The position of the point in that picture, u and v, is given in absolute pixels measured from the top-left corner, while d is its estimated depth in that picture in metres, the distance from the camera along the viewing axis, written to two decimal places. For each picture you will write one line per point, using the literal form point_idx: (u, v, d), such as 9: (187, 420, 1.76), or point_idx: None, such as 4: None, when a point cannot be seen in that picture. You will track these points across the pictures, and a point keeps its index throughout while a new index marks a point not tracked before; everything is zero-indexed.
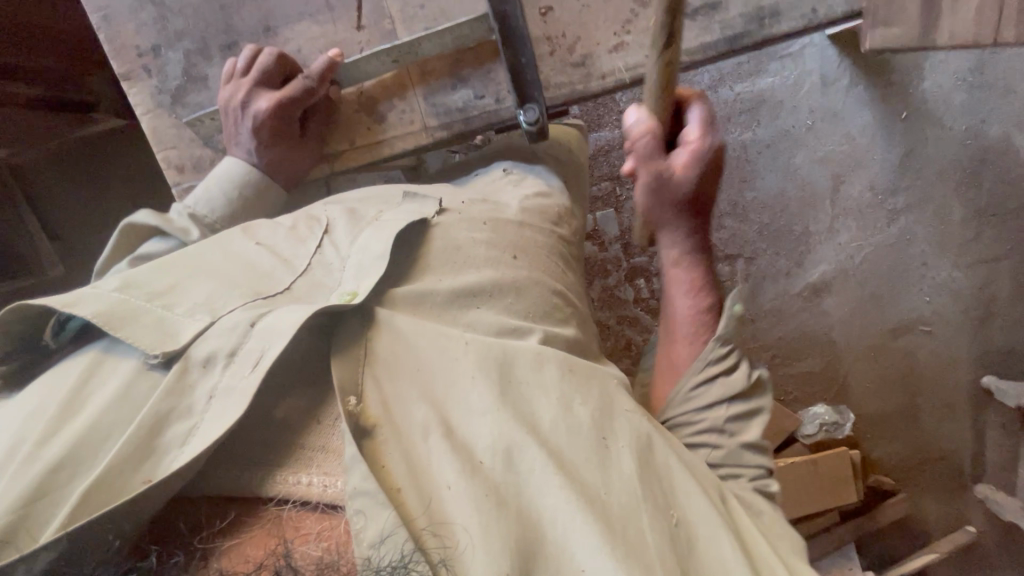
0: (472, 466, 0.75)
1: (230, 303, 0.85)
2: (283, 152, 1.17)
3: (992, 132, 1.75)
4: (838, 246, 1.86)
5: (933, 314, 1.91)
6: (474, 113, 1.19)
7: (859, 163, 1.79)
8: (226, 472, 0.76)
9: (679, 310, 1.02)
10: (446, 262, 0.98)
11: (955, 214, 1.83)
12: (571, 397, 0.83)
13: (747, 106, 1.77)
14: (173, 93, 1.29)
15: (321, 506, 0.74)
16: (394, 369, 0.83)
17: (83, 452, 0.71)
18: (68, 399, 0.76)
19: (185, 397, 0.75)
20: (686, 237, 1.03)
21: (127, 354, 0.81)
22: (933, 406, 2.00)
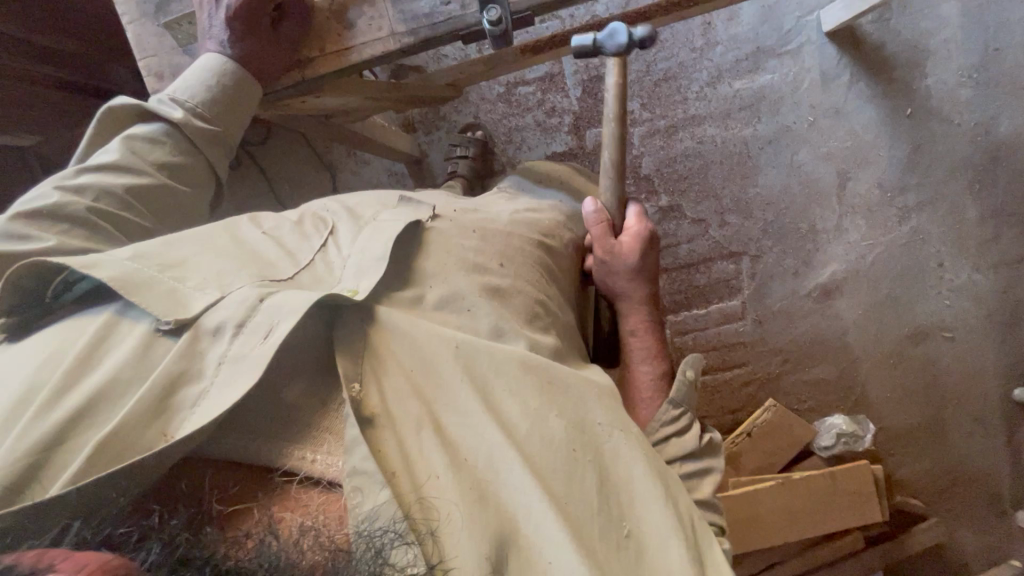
0: (455, 463, 0.68)
1: (239, 280, 0.75)
2: (245, 55, 1.02)
3: (1001, 129, 1.72)
4: (848, 243, 1.80)
5: (954, 319, 1.80)
6: (440, 19, 1.02)
7: (865, 160, 1.77)
8: (230, 438, 0.66)
9: (642, 375, 1.06)
10: (438, 269, 0.86)
11: (970, 213, 1.76)
12: (548, 407, 0.75)
13: (746, 102, 1.77)
14: (157, 2, 1.12)
15: (325, 483, 0.64)
16: (387, 364, 0.73)
17: (96, 408, 0.63)
18: (79, 359, 0.68)
19: (197, 362, 0.66)
20: (641, 311, 1.10)
21: (139, 317, 0.71)
22: (963, 422, 1.83)
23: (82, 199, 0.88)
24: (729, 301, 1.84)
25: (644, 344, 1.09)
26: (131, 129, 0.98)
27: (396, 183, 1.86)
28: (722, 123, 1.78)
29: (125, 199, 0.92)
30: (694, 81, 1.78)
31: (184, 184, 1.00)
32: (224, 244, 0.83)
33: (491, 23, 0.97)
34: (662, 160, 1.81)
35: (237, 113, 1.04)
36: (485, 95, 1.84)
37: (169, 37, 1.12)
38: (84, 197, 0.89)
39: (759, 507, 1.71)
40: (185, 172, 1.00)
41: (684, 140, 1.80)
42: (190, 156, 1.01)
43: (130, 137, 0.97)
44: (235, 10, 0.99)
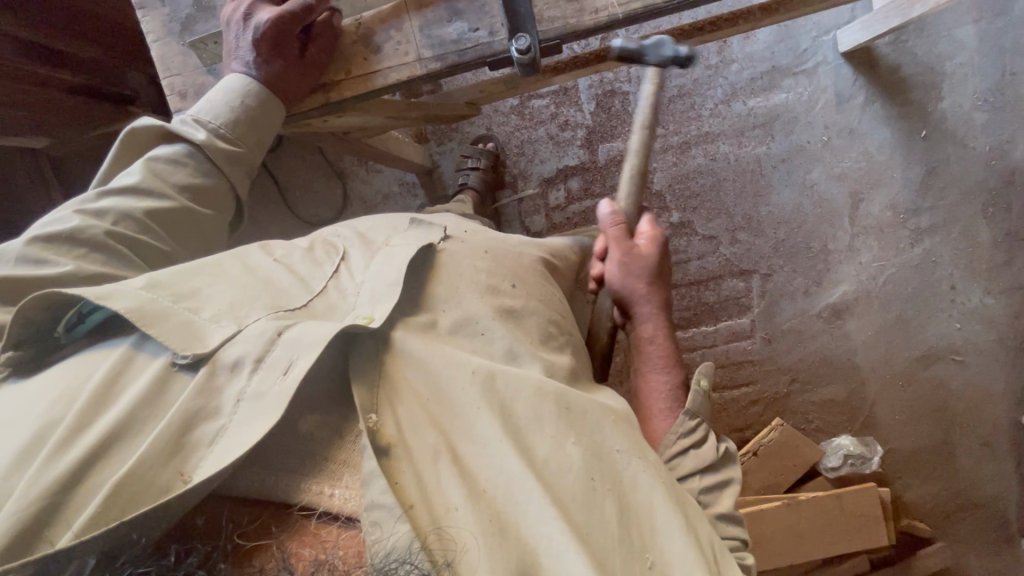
0: (475, 494, 0.67)
1: (254, 310, 0.75)
2: (269, 74, 1.01)
3: (1016, 153, 1.71)
4: (860, 264, 1.79)
5: (964, 342, 1.78)
6: (467, 47, 1.02)
7: (880, 181, 1.76)
8: (249, 475, 0.65)
9: (657, 384, 1.03)
10: (451, 295, 0.86)
11: (983, 236, 1.75)
12: (567, 435, 0.74)
13: (761, 120, 1.77)
14: (182, 22, 1.12)
15: (342, 517, 0.63)
16: (404, 394, 0.73)
17: (110, 449, 0.62)
18: (94, 396, 0.67)
19: (213, 399, 0.65)
20: (654, 317, 1.08)
21: (154, 351, 0.71)
22: (972, 445, 1.81)
23: (101, 221, 0.88)
24: (739, 319, 1.83)
25: (657, 352, 1.06)
26: (153, 151, 0.98)
27: (409, 194, 1.86)
28: (736, 140, 1.78)
29: (146, 222, 0.91)
30: (709, 99, 1.78)
31: (206, 207, 1.00)
32: (237, 272, 0.83)
33: (520, 52, 0.98)
34: (674, 177, 1.80)
35: (265, 129, 1.04)
36: (497, 107, 1.84)
37: (193, 57, 1.12)
38: (104, 220, 0.88)
39: (767, 529, 1.70)
40: (208, 195, 1.00)
41: (697, 157, 1.79)
42: (211, 177, 1.00)
43: (151, 159, 0.96)
44: (263, 32, 0.98)
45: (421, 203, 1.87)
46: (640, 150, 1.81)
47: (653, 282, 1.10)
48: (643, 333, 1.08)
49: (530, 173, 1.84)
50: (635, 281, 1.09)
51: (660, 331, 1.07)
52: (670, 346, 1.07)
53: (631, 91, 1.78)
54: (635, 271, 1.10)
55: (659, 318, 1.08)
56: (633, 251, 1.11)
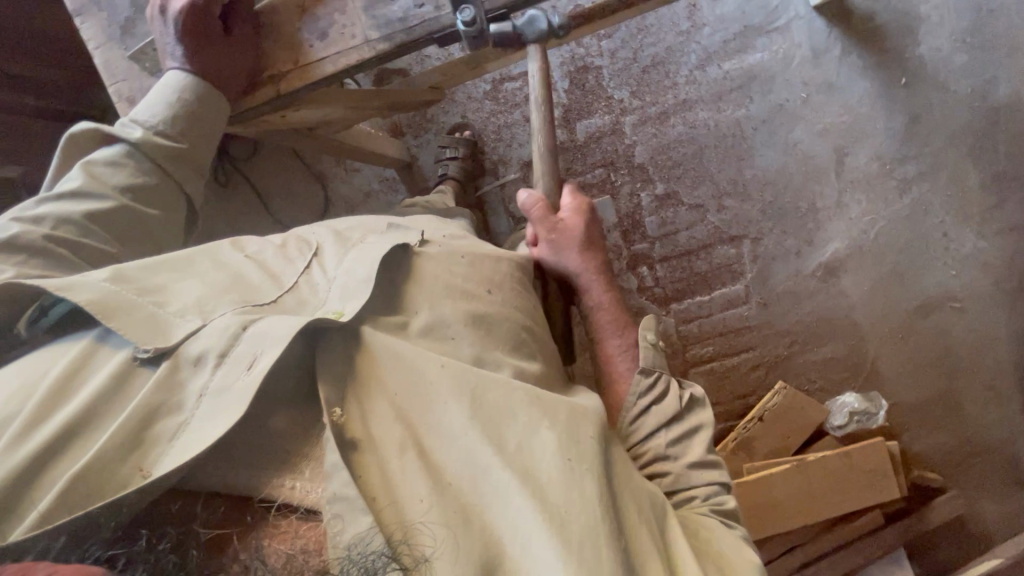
0: (440, 486, 0.68)
1: (222, 305, 0.76)
2: (197, 63, 1.00)
3: (999, 93, 1.69)
4: (850, 220, 1.77)
5: (961, 289, 1.77)
6: (415, 23, 1.00)
7: (863, 133, 1.74)
8: (215, 467, 0.66)
9: (615, 355, 1.04)
10: (430, 288, 0.86)
11: (972, 180, 1.73)
12: (537, 423, 0.73)
13: (737, 83, 1.74)
14: (122, 25, 1.11)
15: (303, 509, 0.65)
16: (376, 390, 0.74)
17: (75, 439, 0.64)
18: (57, 385, 0.69)
19: (177, 393, 0.68)
20: (603, 283, 1.08)
21: (119, 345, 0.72)
22: (976, 392, 1.81)
23: (39, 227, 0.86)
24: (733, 285, 1.81)
25: (609, 317, 1.07)
26: (91, 154, 0.97)
27: (389, 190, 1.84)
28: (713, 106, 1.76)
29: (86, 224, 0.90)
30: (683, 66, 1.75)
31: (151, 206, 0.98)
32: (206, 266, 0.83)
33: (466, 24, 0.96)
34: (655, 149, 1.78)
35: (210, 127, 1.03)
36: (471, 93, 1.82)
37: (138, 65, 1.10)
38: (43, 225, 0.87)
39: (771, 492, 1.70)
40: (153, 195, 0.99)
41: (677, 126, 1.77)
42: (151, 176, 0.98)
43: (89, 163, 0.95)
44: (185, 21, 0.97)
45: (404, 197, 1.85)
46: (618, 125, 1.78)
47: (582, 252, 1.09)
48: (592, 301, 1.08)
49: (510, 158, 1.82)
50: (568, 252, 1.08)
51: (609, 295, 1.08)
52: (623, 310, 1.08)
53: (605, 66, 1.77)
54: (568, 242, 1.08)
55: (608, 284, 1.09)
56: (558, 224, 1.09)
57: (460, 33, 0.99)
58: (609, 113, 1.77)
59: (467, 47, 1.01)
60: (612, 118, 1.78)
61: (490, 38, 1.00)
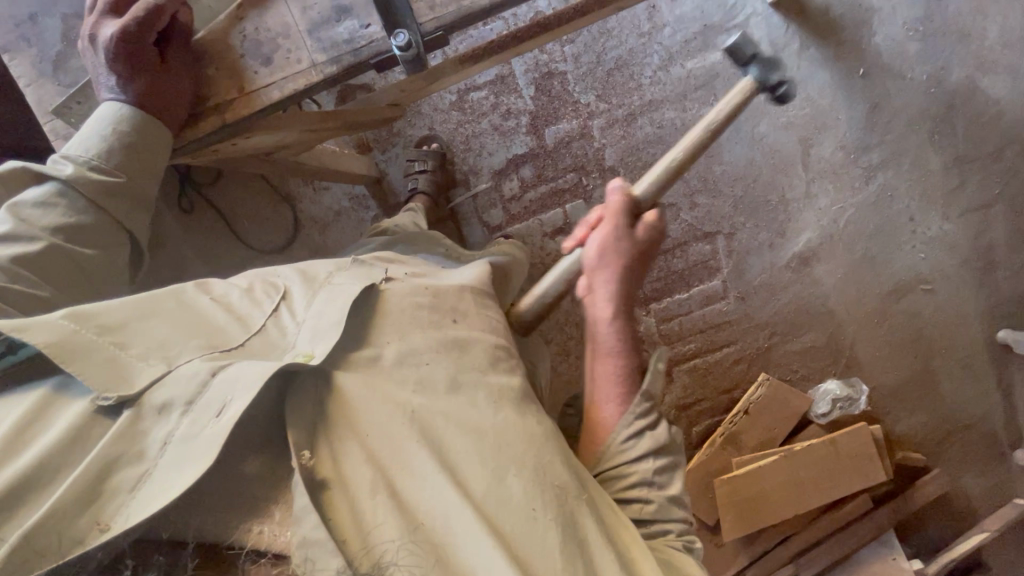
0: (414, 526, 0.68)
1: (186, 351, 0.74)
2: (140, 93, 0.97)
3: (953, 78, 1.73)
4: (819, 210, 1.79)
5: (931, 271, 1.80)
6: (361, 44, 0.98)
7: (826, 124, 1.76)
8: (185, 517, 0.65)
9: (608, 370, 0.99)
10: (401, 319, 0.84)
11: (933, 164, 1.76)
12: (509, 469, 0.73)
13: (701, 81, 1.76)
14: (54, 60, 1.07)
15: (270, 556, 0.66)
16: (347, 431, 0.72)
17: (23, 495, 0.62)
18: (6, 439, 0.66)
19: (138, 443, 0.66)
20: (615, 308, 1.02)
21: (77, 393, 0.70)
22: (952, 371, 1.84)
23: None
24: (710, 282, 1.82)
25: (603, 342, 1.00)
26: (20, 195, 0.94)
27: (360, 207, 1.82)
28: (679, 105, 1.76)
29: (11, 269, 0.86)
30: (646, 67, 1.76)
31: (87, 246, 0.96)
32: (170, 308, 0.80)
33: (401, 49, 0.94)
34: (624, 150, 1.78)
35: (148, 160, 1.00)
36: (436, 105, 1.80)
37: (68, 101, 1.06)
38: None
39: (759, 487, 1.72)
40: (85, 233, 0.96)
41: (644, 127, 1.77)
42: (87, 215, 0.96)
43: (17, 206, 0.92)
44: (113, 51, 0.94)
45: (374, 214, 1.83)
46: (586, 128, 1.78)
47: (612, 263, 1.04)
48: (601, 313, 1.01)
49: (479, 168, 1.81)
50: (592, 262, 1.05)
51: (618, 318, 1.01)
52: (627, 332, 1.00)
53: (569, 71, 1.77)
54: (593, 252, 1.05)
55: (616, 304, 1.02)
56: (616, 233, 1.06)
57: (396, 57, 0.97)
58: (576, 117, 1.77)
59: (405, 71, 0.98)
60: (579, 123, 1.78)
61: (427, 62, 0.97)
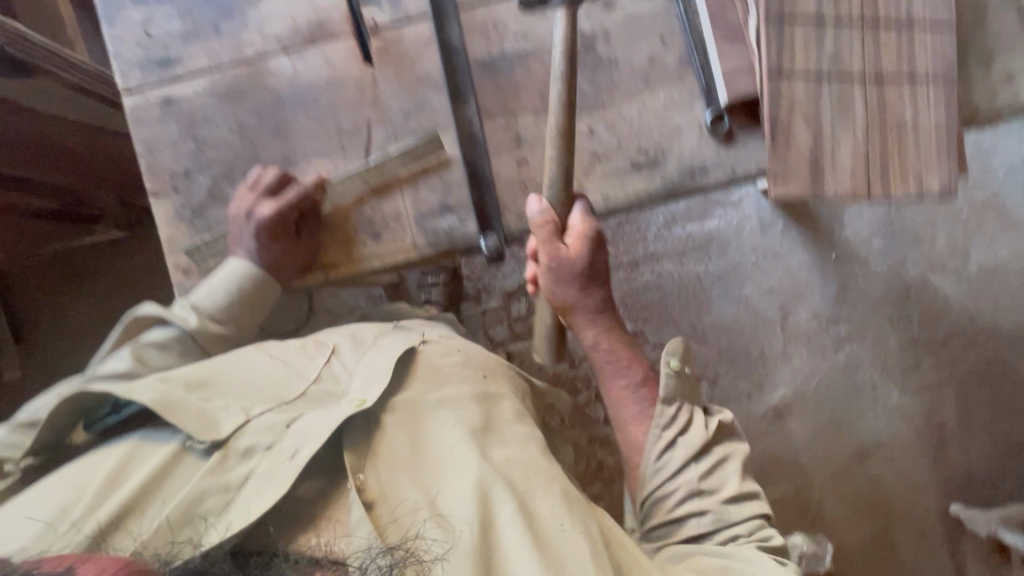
0: (473, 534, 0.59)
1: (257, 397, 0.65)
2: None
3: (909, 273, 2.00)
4: (794, 368, 1.97)
5: (890, 438, 1.96)
6: None
7: (802, 294, 1.99)
8: (274, 537, 0.58)
9: (621, 405, 0.79)
10: (438, 366, 0.73)
11: (893, 343, 1.98)
12: (583, 508, 0.64)
13: (698, 243, 1.98)
14: None
15: (322, 560, 0.56)
16: (388, 452, 0.64)
17: (115, 532, 0.55)
18: (106, 479, 0.57)
19: (223, 472, 0.59)
20: (611, 357, 0.79)
21: (164, 438, 0.61)
22: (909, 536, 1.94)
23: None
24: None
25: (608, 354, 0.79)
26: None
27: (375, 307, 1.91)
28: (678, 261, 1.97)
29: None
30: (652, 224, 1.98)
31: None
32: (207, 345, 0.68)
33: None
34: (626, 291, 1.95)
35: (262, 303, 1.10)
36: None
37: None
38: None
39: None
40: None
41: (646, 274, 1.97)
42: None
43: None
44: None
45: None
46: None
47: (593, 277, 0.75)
48: (586, 337, 0.79)
49: (493, 287, 1.95)
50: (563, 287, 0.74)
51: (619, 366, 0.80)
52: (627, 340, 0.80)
53: None
54: (567, 274, 0.72)
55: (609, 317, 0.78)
56: (554, 250, 0.71)
57: None
58: None
59: None
60: None
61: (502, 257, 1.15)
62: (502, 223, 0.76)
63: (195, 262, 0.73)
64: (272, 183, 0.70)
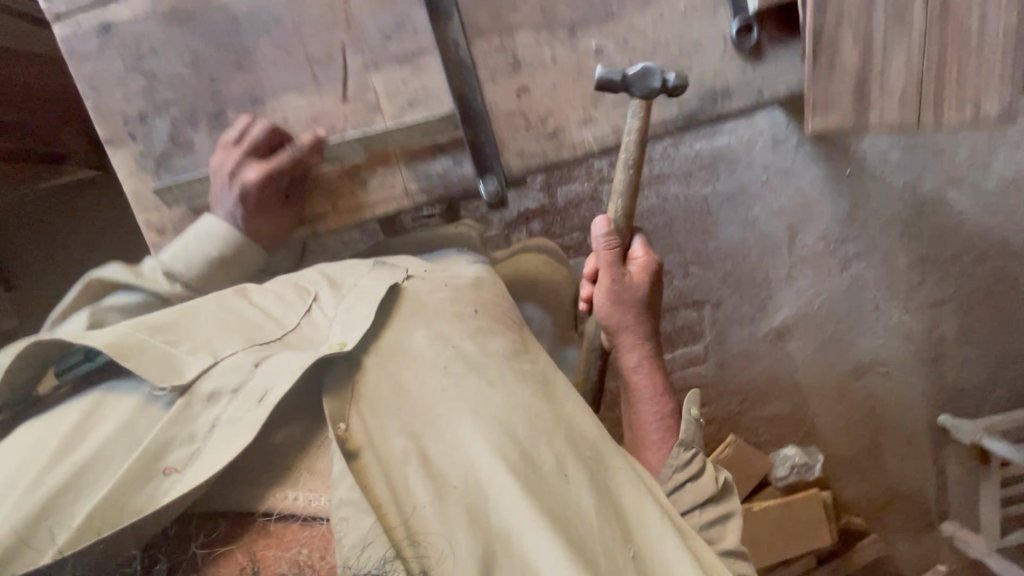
0: (443, 494, 0.79)
1: (230, 345, 0.87)
2: (246, 217, 1.01)
3: (927, 187, 1.93)
4: (798, 290, 1.96)
5: (886, 355, 2.03)
6: (455, 180, 1.08)
7: (812, 215, 1.92)
8: (234, 488, 0.80)
9: (648, 417, 1.16)
10: (410, 341, 0.93)
11: (899, 262, 1.97)
12: (537, 441, 0.86)
13: (705, 163, 1.85)
14: (157, 155, 1.02)
15: (303, 518, 0.78)
16: (377, 406, 0.85)
17: (83, 481, 0.75)
18: (66, 438, 0.78)
19: (186, 426, 0.79)
20: (635, 345, 1.18)
21: (127, 392, 0.83)
22: (895, 444, 2.09)
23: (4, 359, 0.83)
24: (693, 346, 1.96)
25: (645, 390, 1.17)
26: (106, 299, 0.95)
27: (368, 240, 1.89)
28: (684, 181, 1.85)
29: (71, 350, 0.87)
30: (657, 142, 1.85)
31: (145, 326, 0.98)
32: (207, 312, 0.92)
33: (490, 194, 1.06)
34: None
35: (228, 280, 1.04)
36: None
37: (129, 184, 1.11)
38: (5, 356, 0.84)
39: None
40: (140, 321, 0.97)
41: (649, 199, 1.85)
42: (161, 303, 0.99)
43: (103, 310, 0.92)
44: (253, 192, 0.98)
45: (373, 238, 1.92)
46: (596, 193, 1.86)
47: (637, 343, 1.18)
48: (621, 331, 1.18)
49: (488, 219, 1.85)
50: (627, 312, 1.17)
51: (621, 309, 1.17)
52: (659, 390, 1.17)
53: None
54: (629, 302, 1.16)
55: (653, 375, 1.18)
56: (623, 277, 1.16)
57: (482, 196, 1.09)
58: (588, 181, 1.86)
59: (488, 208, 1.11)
60: (591, 186, 1.86)
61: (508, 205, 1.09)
62: (498, 167, 1.06)
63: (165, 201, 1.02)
64: (263, 135, 0.99)
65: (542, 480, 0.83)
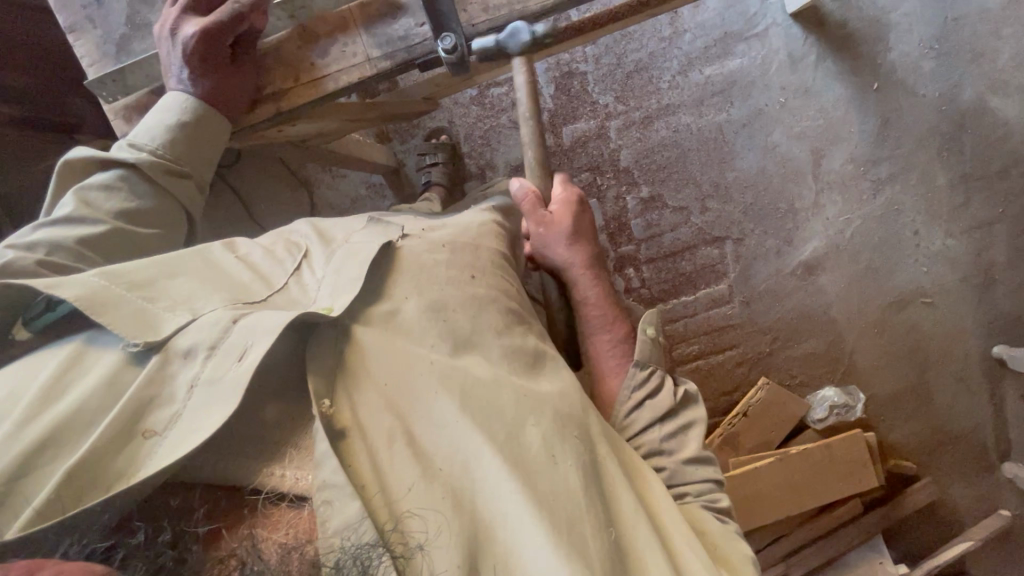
0: (429, 473, 0.75)
1: (211, 303, 0.83)
2: (206, 87, 1.10)
3: (965, 96, 1.79)
4: (827, 220, 1.85)
5: (931, 285, 1.86)
6: (415, 41, 1.12)
7: (837, 136, 1.83)
8: (214, 461, 0.75)
9: (603, 349, 1.09)
10: (394, 318, 0.87)
11: (939, 181, 1.82)
12: (524, 419, 0.81)
13: (718, 88, 1.83)
14: (117, 42, 1.20)
15: (290, 497, 0.73)
16: (361, 380, 0.81)
17: (62, 437, 0.70)
18: (41, 392, 0.75)
19: (166, 387, 0.74)
20: (591, 278, 1.12)
21: (108, 345, 0.79)
22: (946, 382, 1.89)
23: (34, 253, 0.94)
24: (715, 286, 1.88)
25: (598, 314, 1.10)
26: (87, 181, 1.08)
27: (376, 196, 1.91)
28: (696, 111, 1.83)
29: (78, 250, 0.99)
30: (665, 71, 1.83)
31: (150, 227, 1.09)
32: (195, 268, 0.90)
33: (447, 51, 1.08)
34: (639, 152, 1.85)
35: (203, 149, 1.14)
36: (457, 99, 1.88)
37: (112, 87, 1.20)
38: (36, 251, 0.95)
39: (752, 487, 1.74)
40: (146, 217, 1.09)
41: (661, 130, 1.84)
42: (147, 199, 1.09)
43: (84, 190, 1.06)
44: (195, 48, 1.06)
45: (390, 203, 1.91)
46: (603, 129, 1.85)
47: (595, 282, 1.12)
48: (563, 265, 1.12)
49: (495, 163, 1.88)
50: (562, 249, 1.12)
51: (583, 243, 1.13)
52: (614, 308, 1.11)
53: (590, 71, 1.85)
54: (558, 239, 1.12)
55: (608, 311, 1.10)
56: (547, 218, 1.13)
57: (442, 59, 1.11)
58: (594, 119, 1.85)
59: (449, 71, 1.12)
60: (597, 123, 1.85)
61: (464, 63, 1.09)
62: (454, 27, 1.08)
63: (119, 84, 1.20)
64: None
65: (524, 457, 0.78)
